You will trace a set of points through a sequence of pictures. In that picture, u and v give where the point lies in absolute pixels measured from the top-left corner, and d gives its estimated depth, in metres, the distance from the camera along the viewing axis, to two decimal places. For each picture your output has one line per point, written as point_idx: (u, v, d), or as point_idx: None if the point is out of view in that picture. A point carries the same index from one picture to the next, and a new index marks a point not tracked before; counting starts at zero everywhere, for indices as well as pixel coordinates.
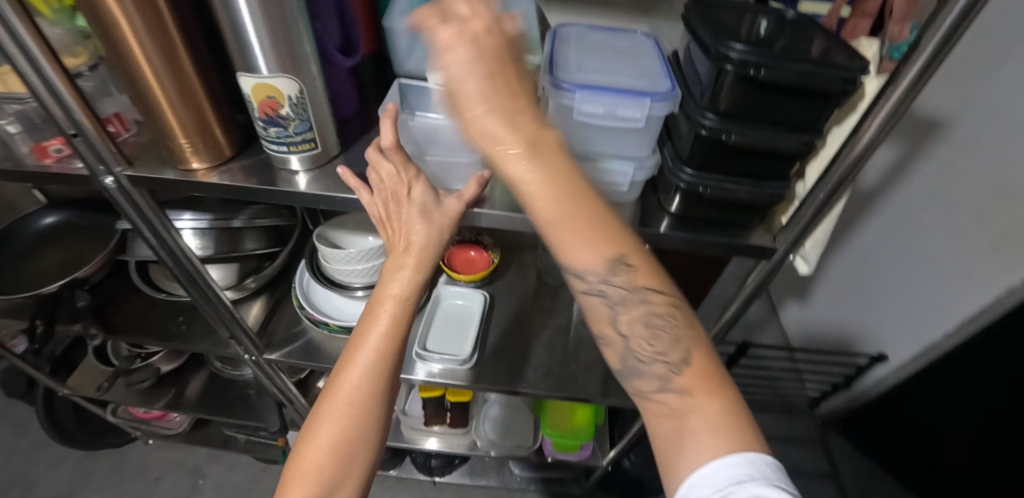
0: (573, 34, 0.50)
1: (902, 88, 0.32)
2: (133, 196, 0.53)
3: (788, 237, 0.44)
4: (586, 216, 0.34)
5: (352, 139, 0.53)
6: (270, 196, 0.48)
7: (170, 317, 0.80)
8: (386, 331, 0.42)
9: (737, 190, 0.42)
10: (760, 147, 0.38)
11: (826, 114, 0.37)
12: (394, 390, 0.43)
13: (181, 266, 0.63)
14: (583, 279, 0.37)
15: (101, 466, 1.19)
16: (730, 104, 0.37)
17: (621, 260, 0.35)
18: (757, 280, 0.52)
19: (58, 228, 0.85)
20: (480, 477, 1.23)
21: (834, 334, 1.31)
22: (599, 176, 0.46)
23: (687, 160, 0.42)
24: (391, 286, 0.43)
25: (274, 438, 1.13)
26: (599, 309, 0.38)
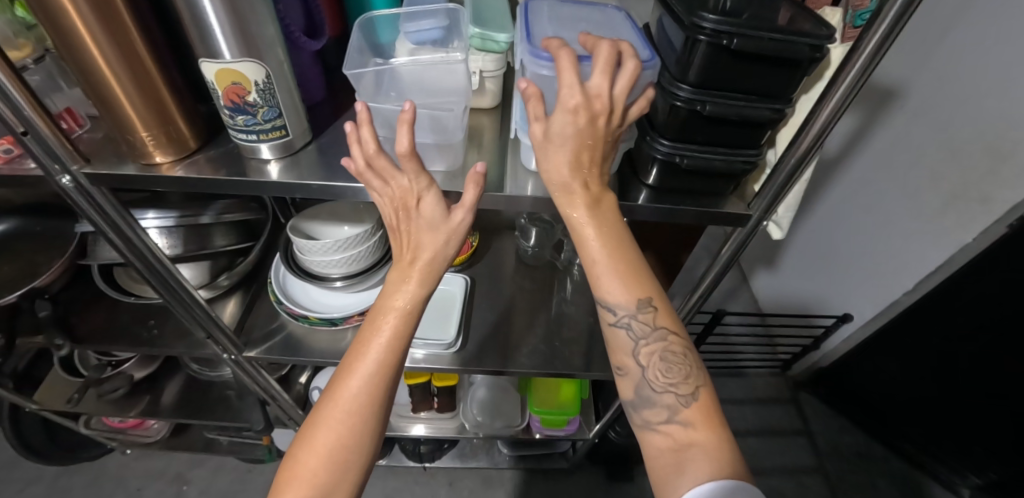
0: (544, 9, 0.49)
1: (865, 55, 0.34)
2: (92, 195, 0.50)
3: (761, 203, 0.46)
4: (627, 266, 0.42)
5: (321, 126, 0.52)
6: (241, 188, 0.47)
7: (141, 321, 0.77)
8: (390, 342, 0.41)
9: (713, 159, 0.43)
10: (732, 116, 0.39)
11: (793, 82, 0.38)
12: (394, 398, 0.43)
13: (149, 267, 0.60)
14: (612, 312, 0.42)
15: (77, 482, 1.15)
16: (703, 75, 0.38)
17: (648, 302, 0.42)
18: (733, 248, 0.54)
19: (9, 236, 0.80)
20: (470, 459, 1.26)
21: (803, 299, 1.38)
22: None
23: (664, 132, 0.43)
24: (395, 299, 0.42)
25: (259, 437, 1.11)
26: (622, 340, 0.43)
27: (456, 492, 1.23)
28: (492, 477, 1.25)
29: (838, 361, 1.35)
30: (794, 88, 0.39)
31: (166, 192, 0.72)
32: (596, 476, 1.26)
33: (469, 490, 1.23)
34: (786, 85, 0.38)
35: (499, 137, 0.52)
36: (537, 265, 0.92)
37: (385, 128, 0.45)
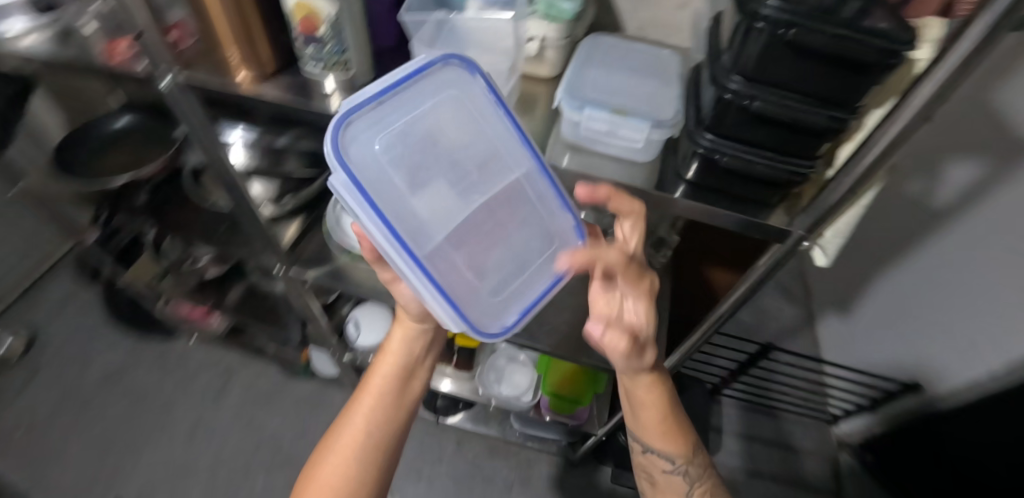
0: (402, 190, 0.38)
1: (948, 72, 0.26)
2: (185, 100, 0.55)
3: (806, 219, 0.40)
4: (673, 421, 0.58)
5: (388, 68, 0.53)
6: (306, 112, 0.50)
7: (215, 223, 0.86)
8: (386, 383, 0.60)
9: (755, 162, 0.37)
10: (784, 119, 0.33)
11: (863, 90, 0.30)
12: (397, 445, 0.59)
13: (225, 175, 0.67)
14: (670, 462, 0.60)
15: (148, 354, 1.33)
16: (759, 68, 0.32)
17: (697, 446, 0.61)
18: (767, 265, 0.46)
19: (125, 129, 0.93)
20: (482, 425, 1.28)
21: (887, 356, 1.25)
22: (614, 129, 0.42)
23: (709, 124, 0.37)
24: (390, 350, 0.62)
25: (298, 352, 1.22)
26: (680, 485, 0.60)
27: (462, 452, 1.27)
28: (500, 448, 1.28)
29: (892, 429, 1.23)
30: (864, 97, 0.31)
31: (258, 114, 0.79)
32: (600, 476, 1.24)
33: (474, 453, 1.27)
34: (852, 92, 0.31)
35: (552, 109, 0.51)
36: None
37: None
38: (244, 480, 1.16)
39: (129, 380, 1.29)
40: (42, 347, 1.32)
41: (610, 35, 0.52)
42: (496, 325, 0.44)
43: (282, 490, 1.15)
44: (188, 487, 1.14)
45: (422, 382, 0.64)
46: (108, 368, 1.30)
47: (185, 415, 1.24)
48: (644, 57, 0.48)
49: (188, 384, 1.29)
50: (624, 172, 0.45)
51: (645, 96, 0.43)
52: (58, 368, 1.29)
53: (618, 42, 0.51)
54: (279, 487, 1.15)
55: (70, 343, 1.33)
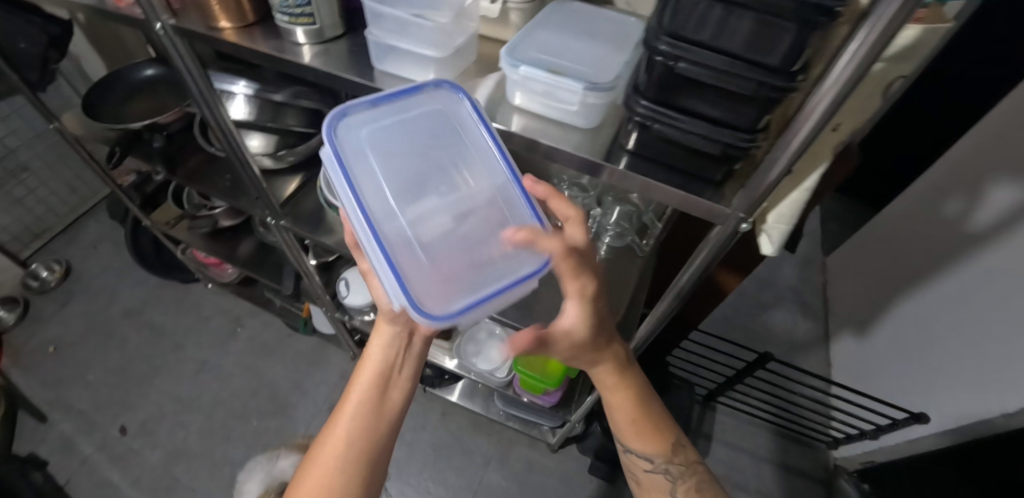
0: (374, 172, 0.41)
1: (874, 34, 0.26)
2: (177, 47, 0.58)
3: (744, 201, 0.40)
4: (648, 423, 0.56)
5: (361, 26, 0.54)
6: (277, 62, 0.51)
7: (221, 174, 0.90)
8: (367, 386, 0.58)
9: (690, 131, 0.38)
10: (712, 83, 0.34)
11: (790, 53, 0.30)
12: (372, 464, 0.55)
13: (219, 127, 0.68)
14: (649, 462, 0.58)
15: (168, 295, 1.43)
16: (686, 27, 0.32)
17: (680, 444, 0.58)
18: (713, 248, 0.47)
19: (153, 79, 0.99)
20: (467, 399, 1.27)
21: (902, 382, 1.18)
22: (551, 91, 0.41)
23: (645, 90, 0.38)
24: (371, 350, 0.59)
25: (300, 307, 1.26)
26: (660, 484, 0.57)
27: (446, 423, 1.26)
28: (483, 424, 1.26)
29: (898, 462, 1.15)
30: (797, 61, 0.31)
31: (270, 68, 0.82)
32: (580, 466, 1.21)
33: (457, 426, 1.26)
34: (782, 55, 0.30)
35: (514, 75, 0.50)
36: None
37: (382, 29, 0.44)
38: (239, 421, 1.23)
39: (148, 316, 1.39)
40: (76, 279, 1.44)
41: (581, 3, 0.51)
42: (443, 309, 0.39)
43: (272, 435, 1.21)
44: (188, 421, 1.23)
45: (403, 393, 0.60)
46: (131, 303, 1.40)
47: (193, 355, 1.33)
48: (607, 25, 0.47)
49: (200, 326, 1.38)
50: (564, 137, 0.43)
51: (589, 59, 0.42)
52: (89, 298, 1.41)
53: (586, 8, 0.49)
54: (268, 432, 1.21)
55: (102, 277, 1.45)
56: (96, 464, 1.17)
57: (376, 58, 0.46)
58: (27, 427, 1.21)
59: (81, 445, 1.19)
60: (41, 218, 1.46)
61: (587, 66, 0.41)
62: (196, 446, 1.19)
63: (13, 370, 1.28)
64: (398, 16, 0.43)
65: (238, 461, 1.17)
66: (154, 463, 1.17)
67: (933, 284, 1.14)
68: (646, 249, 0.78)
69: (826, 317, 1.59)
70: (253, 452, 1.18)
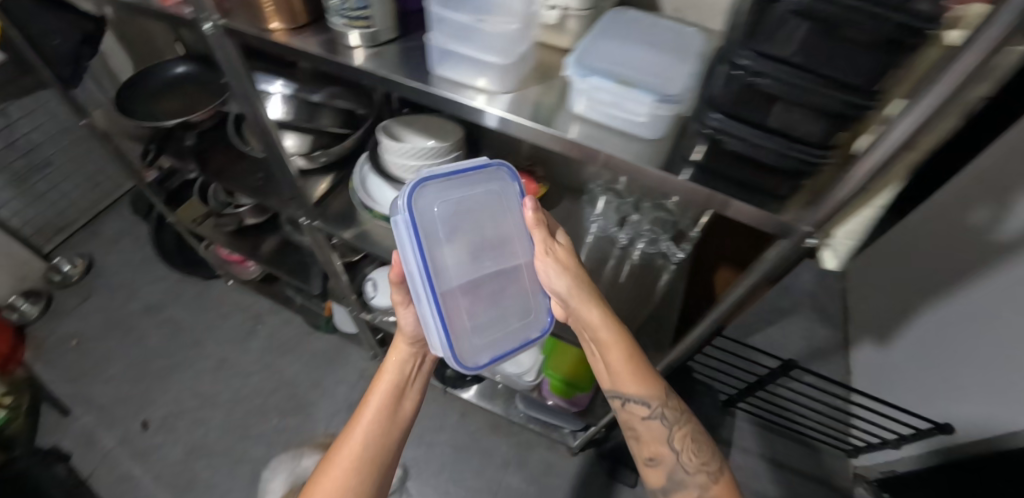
0: (440, 242, 0.54)
1: (972, 63, 0.25)
2: (224, 46, 0.57)
3: (814, 216, 0.42)
4: (639, 364, 0.59)
5: (413, 30, 0.54)
6: (330, 65, 0.51)
7: (252, 171, 0.90)
8: (382, 395, 0.66)
9: (765, 146, 0.38)
10: (792, 98, 0.34)
11: (878, 73, 0.30)
12: (392, 461, 0.62)
13: (259, 126, 0.67)
14: (648, 407, 0.60)
15: (189, 290, 1.44)
16: (772, 43, 0.32)
17: (674, 397, 0.61)
18: (771, 261, 0.49)
19: (184, 77, 0.99)
20: (486, 400, 1.26)
21: (924, 391, 1.17)
22: (617, 102, 0.41)
23: (718, 103, 0.38)
24: (387, 366, 0.68)
25: (321, 305, 1.26)
26: (659, 429, 0.60)
27: (465, 424, 1.26)
28: (501, 425, 1.26)
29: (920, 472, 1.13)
30: (884, 81, 0.31)
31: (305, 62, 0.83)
32: (599, 470, 1.21)
33: (476, 428, 1.26)
34: (867, 75, 0.30)
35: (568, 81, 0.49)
36: (597, 237, 0.83)
37: (444, 34, 0.44)
38: (258, 418, 1.23)
39: (169, 312, 1.39)
40: (98, 273, 1.45)
41: (637, 10, 0.51)
42: (472, 362, 0.58)
43: (292, 433, 1.21)
44: (208, 417, 1.23)
45: (415, 399, 0.68)
46: (151, 299, 1.41)
47: (213, 351, 1.34)
48: (667, 34, 0.47)
49: (220, 322, 1.38)
50: (627, 148, 0.43)
51: (656, 69, 0.42)
52: (109, 293, 1.42)
53: (644, 16, 0.49)
54: (288, 430, 1.21)
55: (123, 271, 1.46)
56: (117, 458, 1.17)
57: (435, 62, 0.45)
58: (49, 420, 1.21)
59: (103, 439, 1.20)
60: (64, 212, 1.47)
61: (655, 76, 0.41)
62: (215, 443, 1.19)
63: (35, 363, 1.29)
64: (464, 21, 0.43)
65: (258, 459, 1.17)
66: (174, 458, 1.17)
67: (956, 298, 1.14)
68: (679, 258, 0.81)
69: (846, 325, 1.57)
70: (273, 450, 1.18)
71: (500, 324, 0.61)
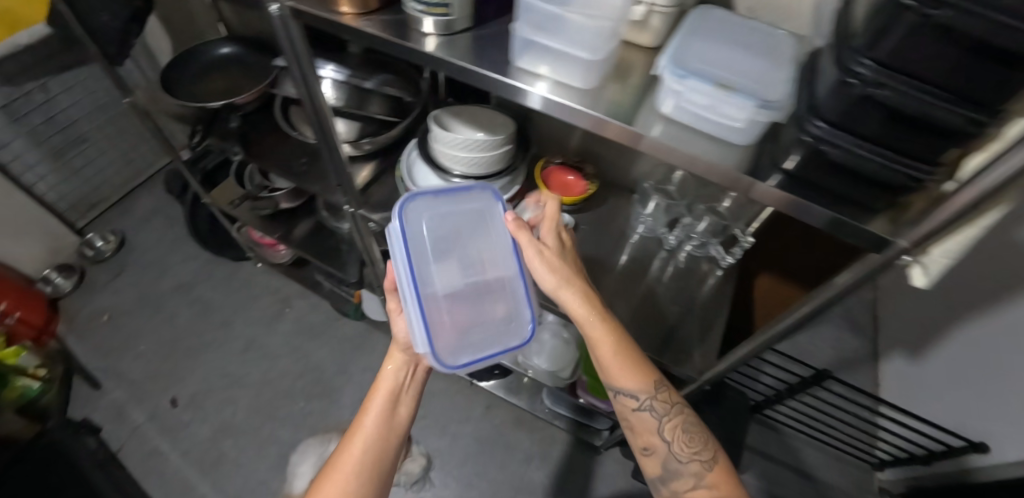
0: (426, 250, 0.55)
1: None
2: (290, 29, 0.55)
3: (912, 234, 0.40)
4: (627, 355, 0.58)
5: (486, 19, 0.52)
6: (400, 52, 0.49)
7: (295, 156, 0.90)
8: (381, 403, 0.62)
9: (868, 159, 0.37)
10: (910, 112, 0.32)
11: (1012, 91, 0.28)
12: (387, 469, 0.59)
13: (315, 112, 0.66)
14: (637, 398, 0.58)
15: (218, 271, 1.45)
16: (893, 54, 0.30)
17: (662, 386, 0.59)
18: (855, 274, 0.48)
19: (229, 58, 0.99)
20: (513, 394, 1.27)
21: (954, 409, 1.14)
22: (715, 106, 0.41)
23: (824, 112, 0.37)
24: (386, 373, 0.65)
25: (351, 292, 1.26)
26: (649, 420, 0.59)
27: (489, 416, 1.26)
28: (525, 421, 1.26)
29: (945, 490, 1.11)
30: (1015, 100, 0.29)
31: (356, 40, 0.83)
32: (623, 469, 1.20)
33: (500, 421, 1.26)
34: (999, 92, 0.29)
35: (647, 78, 0.48)
36: (643, 237, 0.83)
37: (530, 24, 0.42)
38: (285, 401, 1.24)
39: (198, 292, 1.41)
40: (130, 250, 1.47)
41: (722, 10, 0.50)
42: (454, 363, 0.55)
43: (318, 417, 1.22)
44: (235, 398, 1.24)
45: (410, 406, 0.65)
46: (182, 278, 1.43)
47: (242, 332, 1.35)
48: (755, 36, 0.46)
49: (248, 304, 1.39)
50: (719, 154, 0.43)
51: (753, 74, 0.41)
52: (141, 270, 1.44)
53: (730, 17, 0.48)
54: (314, 414, 1.22)
55: (154, 249, 1.47)
56: (147, 433, 1.19)
57: (516, 53, 0.45)
58: (81, 393, 1.23)
59: (133, 414, 1.21)
60: (98, 188, 1.48)
61: (754, 81, 0.40)
62: (243, 423, 1.20)
63: (68, 335, 1.32)
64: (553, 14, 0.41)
65: (284, 441, 1.18)
66: (201, 436, 1.19)
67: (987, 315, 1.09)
68: (727, 264, 0.80)
69: (876, 336, 1.55)
70: (299, 433, 1.19)
71: (484, 329, 0.58)
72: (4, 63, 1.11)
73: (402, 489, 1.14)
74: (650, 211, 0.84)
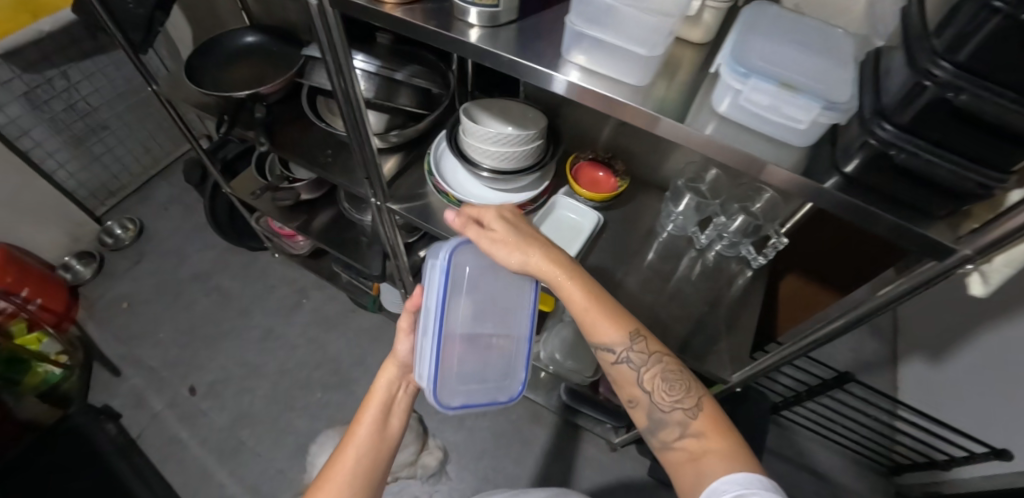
0: (458, 293, 0.56)
1: None
2: (327, 19, 0.54)
3: (977, 241, 0.39)
4: (597, 305, 0.55)
5: (530, 10, 0.51)
6: (443, 42, 0.48)
7: (321, 147, 0.89)
8: (373, 413, 0.60)
9: (937, 165, 0.35)
10: (990, 119, 0.30)
11: None
12: (379, 483, 0.56)
13: (347, 104, 0.66)
14: (613, 351, 0.55)
15: (237, 260, 1.46)
16: (977, 55, 0.29)
17: (637, 335, 0.55)
18: (914, 279, 0.47)
19: (253, 47, 0.98)
20: (529, 389, 1.27)
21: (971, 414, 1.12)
22: (777, 106, 0.40)
23: (892, 114, 0.35)
24: (380, 383, 0.63)
25: (369, 285, 1.26)
26: (628, 372, 0.55)
27: (505, 411, 1.26)
28: (541, 416, 1.26)
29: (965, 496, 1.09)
30: None
31: (387, 30, 0.83)
32: (639, 467, 1.20)
33: (517, 416, 1.26)
34: None
35: (696, 75, 0.47)
36: (672, 235, 0.82)
37: (583, 17, 0.42)
38: (303, 391, 1.24)
39: (216, 281, 1.42)
40: (148, 238, 1.48)
41: (778, 7, 0.48)
42: (447, 402, 0.56)
43: (335, 408, 1.22)
44: (253, 387, 1.25)
45: (403, 418, 0.62)
46: (201, 267, 1.43)
47: (259, 321, 1.35)
48: (813, 35, 0.45)
49: (266, 295, 1.40)
50: (776, 154, 0.42)
51: (817, 72, 0.40)
52: (159, 258, 1.44)
53: (785, 13, 0.46)
54: (331, 405, 1.22)
55: (173, 238, 1.48)
56: (165, 421, 1.19)
57: (567, 47, 0.44)
58: (100, 380, 1.24)
59: (152, 401, 1.22)
60: (117, 176, 1.49)
61: (818, 80, 0.39)
62: (261, 413, 1.21)
63: (87, 322, 1.32)
64: (609, 7, 0.40)
65: (302, 432, 1.19)
66: (220, 424, 1.19)
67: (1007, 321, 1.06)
68: (760, 264, 0.78)
69: (895, 339, 1.53)
70: (317, 424, 1.20)
71: (484, 381, 0.59)
72: (26, 49, 1.11)
73: (418, 482, 1.14)
74: (681, 207, 0.83)
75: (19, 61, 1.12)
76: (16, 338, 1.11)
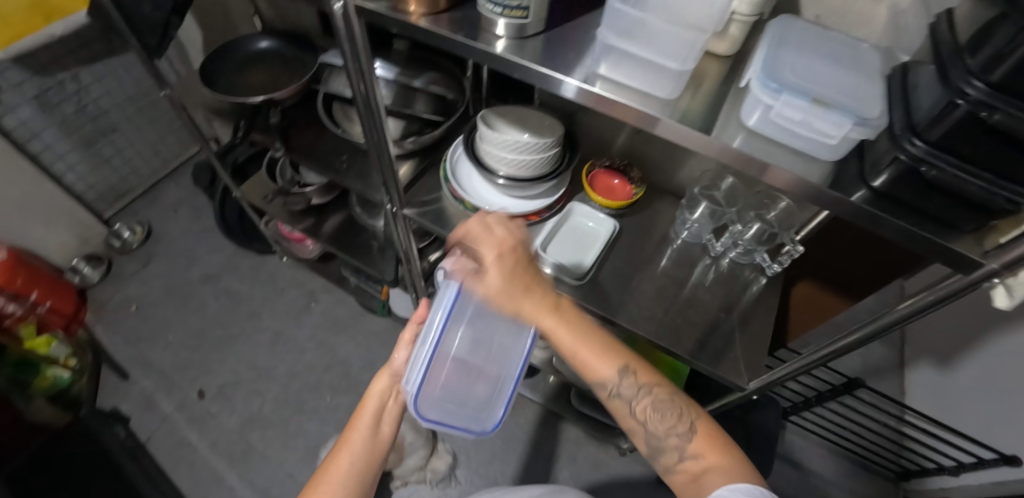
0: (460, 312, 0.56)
1: None
2: (351, 25, 0.54)
3: (1004, 256, 0.39)
4: (587, 340, 0.57)
5: (556, 22, 0.51)
6: (469, 52, 0.48)
7: (335, 153, 0.89)
8: (368, 418, 0.60)
9: (967, 182, 0.35)
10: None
11: None
12: (369, 488, 0.56)
13: (367, 111, 0.66)
14: (606, 387, 0.57)
15: (247, 263, 1.46)
16: (1012, 77, 0.29)
17: (626, 370, 0.56)
18: (938, 292, 0.47)
19: (267, 52, 0.98)
20: (539, 393, 1.27)
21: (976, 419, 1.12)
22: (808, 121, 0.41)
23: (923, 130, 0.35)
24: (374, 389, 0.62)
25: (379, 289, 1.26)
26: (622, 406, 0.56)
27: (514, 416, 1.26)
28: (550, 421, 1.26)
29: None
30: None
31: (404, 36, 0.84)
32: (648, 473, 1.20)
33: (526, 420, 1.26)
34: None
35: (722, 86, 0.48)
36: (687, 242, 0.83)
37: (612, 31, 0.43)
38: (313, 394, 1.24)
39: (225, 284, 1.42)
40: (156, 240, 1.48)
41: (803, 20, 0.49)
42: (425, 417, 0.54)
43: (343, 411, 1.22)
44: (263, 390, 1.25)
45: (394, 426, 0.62)
46: (211, 269, 1.44)
47: (269, 324, 1.35)
48: (840, 48, 0.45)
49: (275, 298, 1.40)
50: (804, 168, 0.42)
51: (847, 87, 0.40)
52: (168, 261, 1.45)
53: (812, 27, 0.47)
54: (341, 409, 1.22)
55: (182, 241, 1.48)
56: (175, 424, 1.19)
57: (596, 59, 0.45)
58: (109, 383, 1.24)
59: (161, 404, 1.22)
60: (126, 179, 1.49)
61: (848, 95, 0.40)
62: (271, 416, 1.21)
63: (96, 324, 1.32)
64: (640, 20, 0.42)
65: (311, 435, 1.19)
66: (230, 427, 1.19)
67: (1016, 327, 1.07)
68: (775, 271, 0.78)
69: (902, 344, 1.54)
70: (326, 428, 1.19)
71: (464, 407, 0.58)
72: (39, 52, 1.11)
73: (428, 486, 1.14)
74: (695, 214, 0.83)
75: (31, 64, 1.12)
76: (25, 342, 1.11)
